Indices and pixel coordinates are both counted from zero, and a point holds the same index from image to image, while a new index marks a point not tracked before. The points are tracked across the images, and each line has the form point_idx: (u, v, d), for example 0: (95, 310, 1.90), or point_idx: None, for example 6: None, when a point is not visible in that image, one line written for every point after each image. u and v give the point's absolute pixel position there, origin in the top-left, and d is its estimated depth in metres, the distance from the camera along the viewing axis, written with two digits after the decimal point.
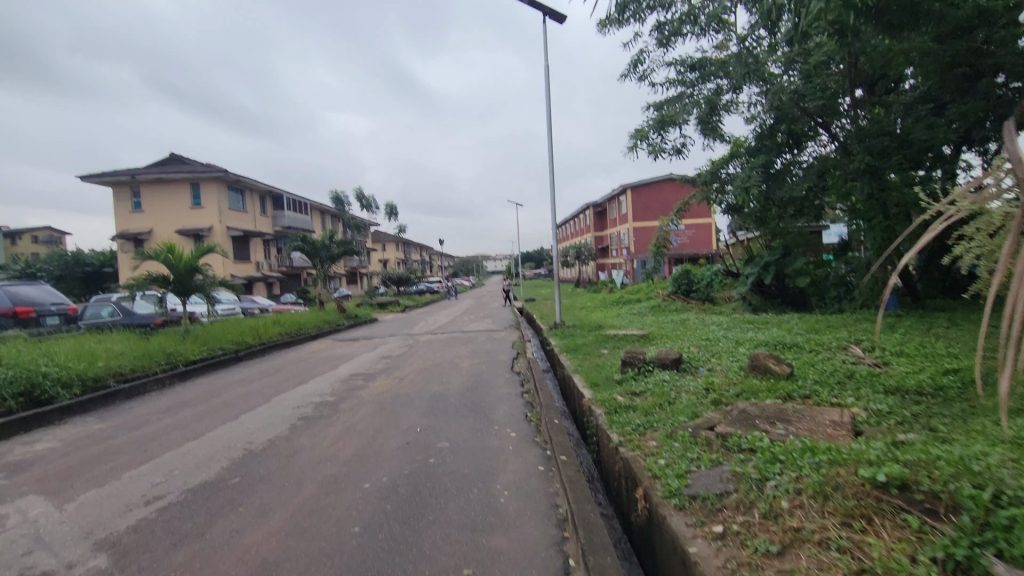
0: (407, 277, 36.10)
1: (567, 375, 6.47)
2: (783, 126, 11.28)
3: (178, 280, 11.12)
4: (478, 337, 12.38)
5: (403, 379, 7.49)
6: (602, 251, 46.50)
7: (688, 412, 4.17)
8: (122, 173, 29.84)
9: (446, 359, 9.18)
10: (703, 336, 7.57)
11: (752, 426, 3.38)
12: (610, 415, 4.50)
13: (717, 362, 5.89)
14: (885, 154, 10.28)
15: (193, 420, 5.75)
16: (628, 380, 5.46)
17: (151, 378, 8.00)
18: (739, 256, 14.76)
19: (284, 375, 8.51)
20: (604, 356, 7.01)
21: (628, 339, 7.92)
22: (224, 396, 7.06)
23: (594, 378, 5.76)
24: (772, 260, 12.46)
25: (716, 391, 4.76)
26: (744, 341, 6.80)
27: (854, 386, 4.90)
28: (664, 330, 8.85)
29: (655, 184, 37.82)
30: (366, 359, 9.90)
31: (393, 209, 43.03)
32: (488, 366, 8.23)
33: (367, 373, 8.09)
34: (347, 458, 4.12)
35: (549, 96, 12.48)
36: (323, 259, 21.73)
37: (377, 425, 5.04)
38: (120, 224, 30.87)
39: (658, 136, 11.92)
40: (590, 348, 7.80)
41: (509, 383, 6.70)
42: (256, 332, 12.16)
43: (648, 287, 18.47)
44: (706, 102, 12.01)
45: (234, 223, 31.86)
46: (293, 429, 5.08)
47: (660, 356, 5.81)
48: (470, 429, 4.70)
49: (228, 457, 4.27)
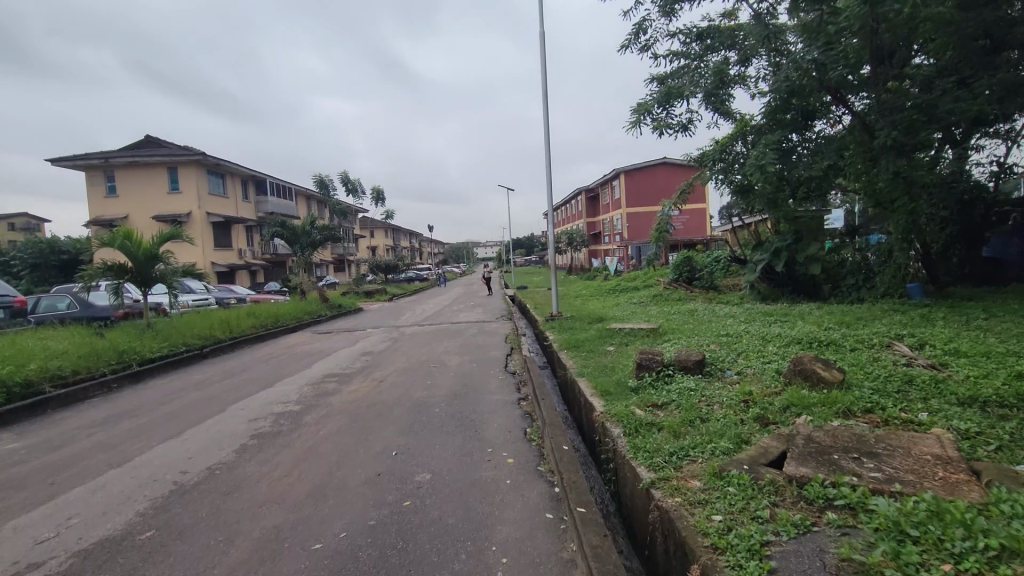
0: (395, 264, 35.08)
1: (571, 378, 5.59)
2: (798, 100, 10.28)
3: (136, 269, 10.13)
4: (469, 330, 11.46)
5: (382, 381, 6.59)
6: (595, 237, 45.60)
7: (731, 438, 3.31)
8: (95, 156, 28.46)
9: (432, 357, 8.26)
10: (722, 331, 6.70)
11: (833, 465, 2.55)
12: (630, 436, 3.63)
13: (746, 365, 5.02)
14: (912, 129, 9.07)
15: (129, 437, 4.84)
16: (645, 388, 4.60)
17: (96, 382, 7.04)
18: (744, 241, 13.94)
19: (250, 376, 7.58)
20: (611, 356, 6.13)
21: (636, 335, 7.04)
22: (176, 403, 6.15)
23: (603, 385, 4.89)
24: (783, 245, 11.49)
25: (757, 404, 3.90)
26: (771, 338, 5.92)
27: (920, 395, 4.06)
28: (674, 323, 7.98)
29: (649, 168, 36.89)
30: (345, 355, 8.99)
31: (380, 195, 41.89)
32: (478, 365, 7.32)
33: (343, 373, 7.19)
34: (299, 498, 3.22)
35: (544, 67, 11.47)
36: (304, 246, 20.66)
37: (344, 446, 4.14)
38: (94, 209, 29.53)
39: (663, 110, 11.00)
40: (593, 346, 6.92)
41: (503, 388, 5.81)
42: (226, 326, 11.18)
43: (646, 275, 17.60)
44: (713, 75, 11.09)
45: (213, 209, 30.57)
46: (242, 452, 4.18)
47: (680, 359, 4.93)
48: (457, 455, 3.82)
49: (147, 497, 3.37)
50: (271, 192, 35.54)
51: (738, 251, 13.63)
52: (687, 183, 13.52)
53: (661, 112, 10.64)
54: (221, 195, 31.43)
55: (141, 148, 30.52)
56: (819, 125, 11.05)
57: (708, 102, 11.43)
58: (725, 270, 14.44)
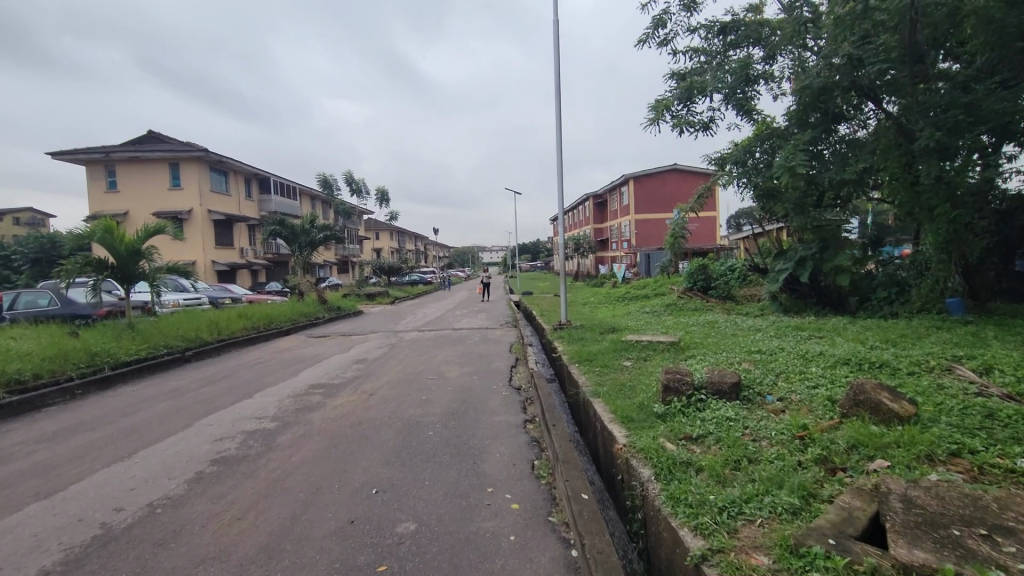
0: (398, 266, 34.49)
1: (584, 399, 4.91)
2: (828, 99, 9.57)
3: (118, 265, 9.51)
4: (471, 337, 10.79)
5: (372, 395, 5.91)
6: (601, 243, 44.94)
7: (796, 491, 2.63)
8: (96, 150, 28.02)
9: (430, 367, 7.59)
10: (753, 347, 5.98)
11: (961, 549, 1.86)
12: (664, 480, 2.95)
13: (788, 390, 4.33)
14: (957, 131, 8.36)
15: (73, 457, 4.18)
16: (674, 416, 3.91)
17: (58, 388, 6.39)
18: (762, 250, 13.25)
19: (228, 384, 6.91)
20: (628, 374, 5.44)
21: (655, 350, 6.34)
22: (140, 415, 5.48)
23: (623, 409, 4.20)
24: (808, 254, 10.72)
25: (815, 443, 3.20)
26: (812, 358, 5.21)
27: (1012, 434, 3.33)
28: (696, 336, 7.28)
29: (658, 175, 36.22)
30: (337, 363, 8.33)
31: (384, 196, 41.35)
32: (480, 378, 6.64)
33: (331, 384, 6.52)
34: (248, 555, 2.55)
35: (557, 60, 10.79)
36: (302, 246, 20.11)
37: (316, 480, 3.47)
38: (95, 205, 29.07)
39: (683, 107, 10.35)
40: (607, 360, 6.24)
41: (506, 407, 5.13)
42: (213, 328, 10.57)
43: (657, 283, 16.91)
44: (738, 71, 10.42)
45: (215, 207, 30.05)
46: (196, 483, 3.52)
47: (711, 381, 4.25)
48: (451, 496, 3.14)
49: (62, 546, 2.71)
50: (274, 191, 35.06)
51: (757, 260, 12.90)
52: (703, 189, 12.81)
53: (682, 109, 10.00)
54: (223, 192, 30.96)
55: (143, 143, 30.10)
56: (844, 128, 10.28)
57: (730, 100, 10.78)
58: (742, 280, 13.73)
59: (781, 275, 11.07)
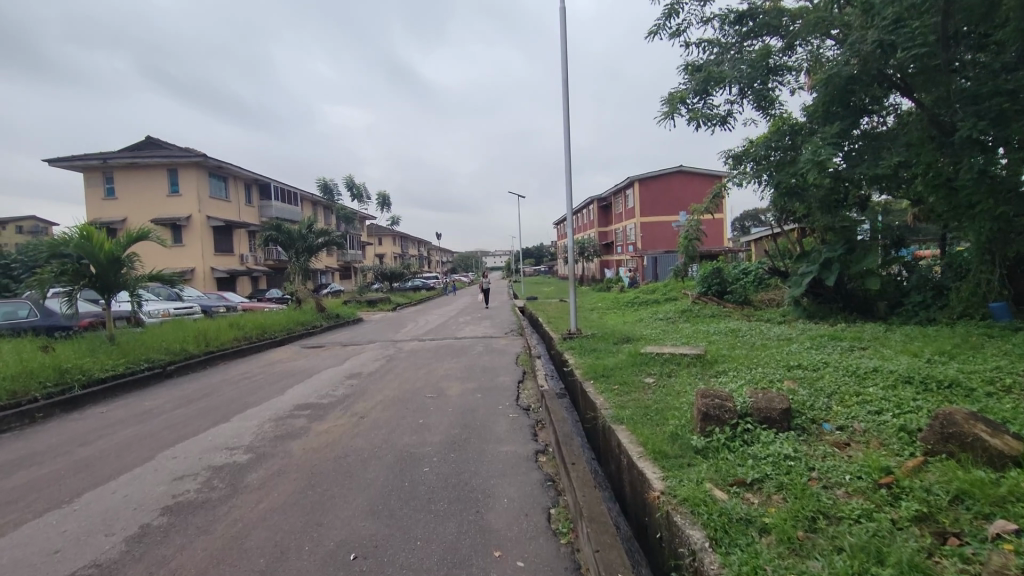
0: (401, 272, 33.89)
1: (605, 426, 4.24)
2: (855, 89, 8.85)
3: (97, 273, 8.87)
4: (474, 347, 10.13)
5: (363, 419, 5.26)
6: (606, 247, 44.27)
7: (906, 573, 1.97)
8: (93, 156, 27.51)
9: (429, 382, 6.93)
10: (791, 362, 5.30)
11: None
12: (723, 550, 2.29)
13: (847, 417, 3.66)
14: (1001, 120, 7.64)
15: (5, 501, 3.54)
16: (716, 452, 3.25)
17: (18, 410, 5.77)
18: (781, 252, 12.57)
19: (208, 405, 6.28)
20: (650, 395, 4.77)
21: (679, 365, 5.65)
22: (101, 444, 4.86)
23: (652, 441, 3.54)
24: (834, 256, 10.01)
25: (908, 494, 2.55)
26: (864, 376, 4.51)
27: None
28: (722, 347, 6.60)
29: (663, 177, 35.56)
30: (330, 377, 7.70)
31: (386, 201, 40.86)
32: (485, 397, 5.98)
33: (319, 405, 5.88)
34: None
35: (565, 51, 10.15)
36: (300, 251, 19.51)
37: (282, 539, 2.82)
38: (92, 211, 28.56)
39: (698, 100, 9.73)
40: (626, 376, 5.57)
41: (515, 436, 4.46)
42: (200, 340, 9.98)
43: (668, 288, 16.26)
44: (759, 60, 9.77)
45: (214, 213, 29.52)
46: (136, 541, 2.86)
47: (756, 407, 3.59)
48: (449, 566, 2.49)
49: None
50: (275, 197, 34.52)
51: (776, 263, 12.18)
52: (718, 189, 12.11)
53: (698, 101, 9.39)
54: (223, 198, 30.48)
55: (140, 150, 29.58)
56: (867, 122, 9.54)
57: (747, 93, 10.13)
58: (758, 284, 13.06)
59: (804, 278, 10.35)
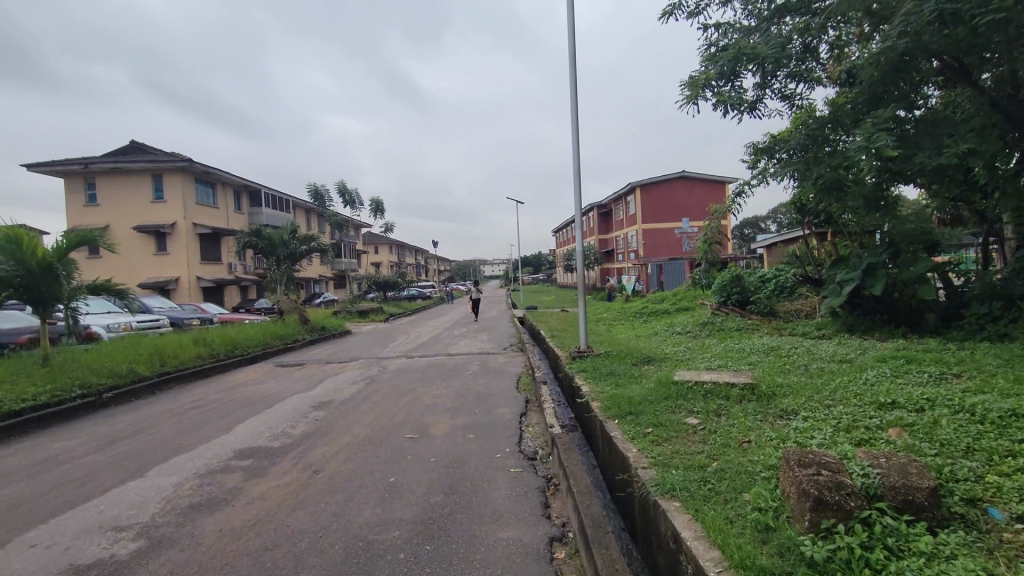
0: (395, 281, 32.63)
1: (649, 501, 2.97)
2: (909, 63, 7.51)
3: (25, 284, 7.53)
4: (469, 367, 8.86)
5: (317, 475, 3.96)
6: (607, 255, 43.09)
7: None
8: (74, 161, 26.25)
9: (411, 416, 5.66)
10: (880, 397, 4.03)
11: None
12: None
13: (1019, 494, 2.43)
14: None
15: None
16: (850, 570, 2.01)
17: None
18: (811, 258, 11.30)
19: (132, 447, 4.99)
20: (702, 449, 3.51)
21: (727, 401, 4.39)
22: None
23: (735, 544, 2.28)
24: (878, 262, 8.79)
25: None
26: (998, 423, 3.25)
27: None
28: (771, 372, 5.33)
29: (666, 183, 34.41)
30: (295, 407, 6.42)
31: (379, 207, 39.69)
32: (478, 439, 4.71)
33: (266, 451, 4.60)
34: None
35: (571, 29, 8.79)
36: (283, 259, 18.24)
37: None
38: (72, 219, 27.29)
39: (725, 82, 8.49)
40: (661, 416, 4.29)
41: (522, 512, 3.19)
42: (154, 360, 8.68)
43: (680, 296, 15.03)
44: (795, 37, 8.46)
45: (201, 219, 28.28)
46: None
47: (888, 486, 2.36)
48: None
49: None
50: (265, 204, 33.26)
51: (807, 270, 10.94)
52: (736, 190, 10.87)
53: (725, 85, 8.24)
54: (210, 204, 29.23)
55: (123, 155, 28.31)
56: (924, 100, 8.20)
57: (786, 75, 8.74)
58: (782, 292, 11.81)
59: (843, 287, 9.12)
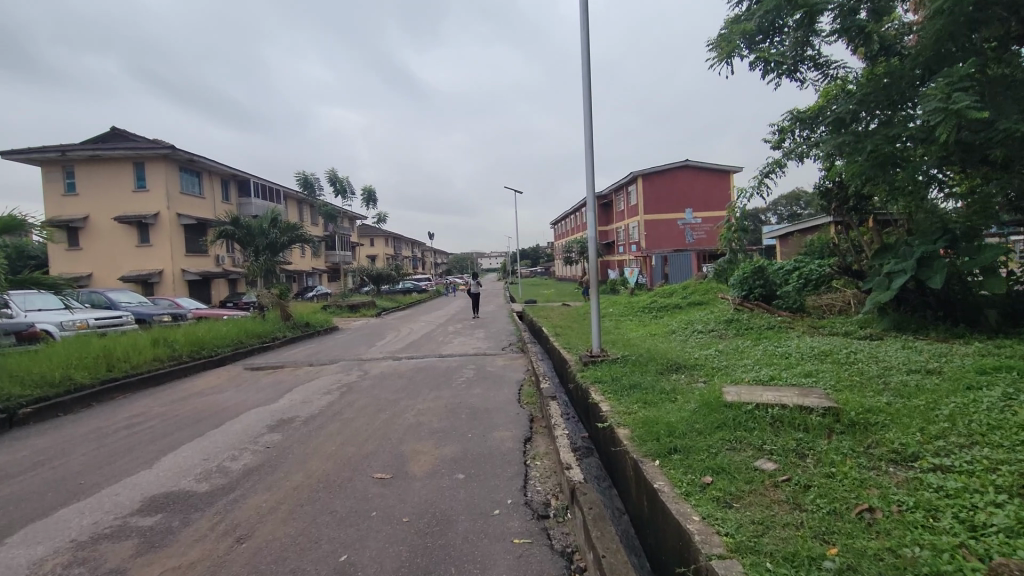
0: (388, 274, 31.39)
1: None
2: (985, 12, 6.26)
3: None
4: (463, 372, 7.68)
5: (237, 549, 2.77)
6: (607, 247, 41.91)
7: None
8: (51, 148, 24.78)
9: (387, 443, 4.48)
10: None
11: None
12: None
13: None
14: None
15: None
16: None
17: None
18: (847, 248, 10.11)
19: (17, 490, 3.80)
20: (801, 522, 2.35)
21: (809, 436, 3.22)
22: None
23: None
24: (933, 250, 7.63)
25: None
26: None
27: None
28: (845, 391, 4.14)
29: (669, 173, 33.15)
30: (249, 427, 5.22)
31: (372, 198, 38.38)
32: (470, 481, 3.55)
33: (184, 501, 3.42)
34: None
35: None
36: (263, 250, 17.04)
37: None
38: (50, 209, 25.97)
39: (763, 40, 7.25)
40: (721, 456, 3.11)
41: None
42: (98, 366, 7.47)
43: (692, 289, 13.89)
44: None
45: (185, 210, 26.98)
46: None
47: None
48: None
49: None
50: (254, 194, 31.96)
51: (842, 260, 9.75)
52: (765, 171, 9.65)
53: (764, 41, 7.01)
54: (195, 194, 27.92)
55: (104, 142, 26.94)
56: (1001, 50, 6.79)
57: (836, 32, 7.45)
58: (812, 285, 10.64)
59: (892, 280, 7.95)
